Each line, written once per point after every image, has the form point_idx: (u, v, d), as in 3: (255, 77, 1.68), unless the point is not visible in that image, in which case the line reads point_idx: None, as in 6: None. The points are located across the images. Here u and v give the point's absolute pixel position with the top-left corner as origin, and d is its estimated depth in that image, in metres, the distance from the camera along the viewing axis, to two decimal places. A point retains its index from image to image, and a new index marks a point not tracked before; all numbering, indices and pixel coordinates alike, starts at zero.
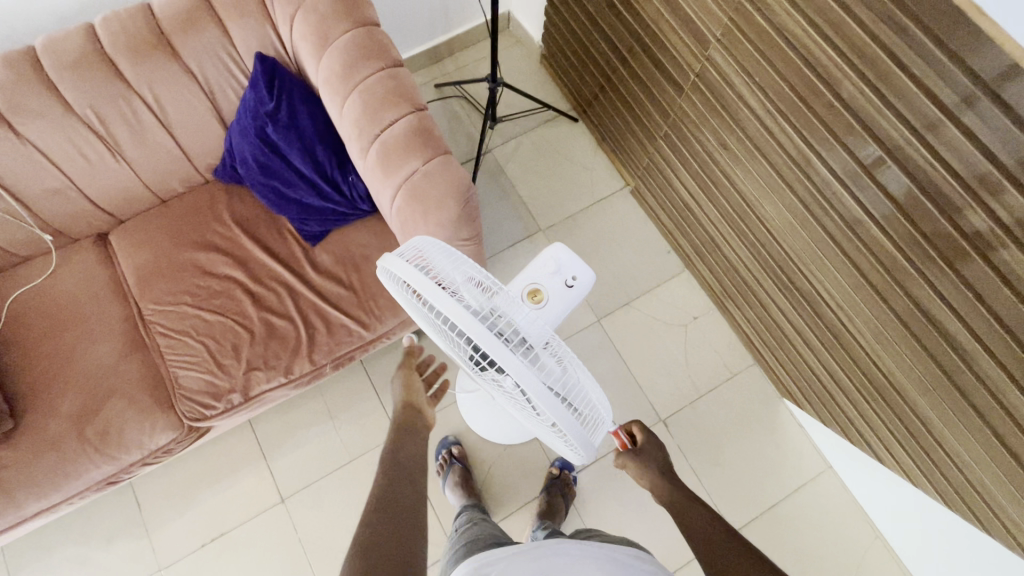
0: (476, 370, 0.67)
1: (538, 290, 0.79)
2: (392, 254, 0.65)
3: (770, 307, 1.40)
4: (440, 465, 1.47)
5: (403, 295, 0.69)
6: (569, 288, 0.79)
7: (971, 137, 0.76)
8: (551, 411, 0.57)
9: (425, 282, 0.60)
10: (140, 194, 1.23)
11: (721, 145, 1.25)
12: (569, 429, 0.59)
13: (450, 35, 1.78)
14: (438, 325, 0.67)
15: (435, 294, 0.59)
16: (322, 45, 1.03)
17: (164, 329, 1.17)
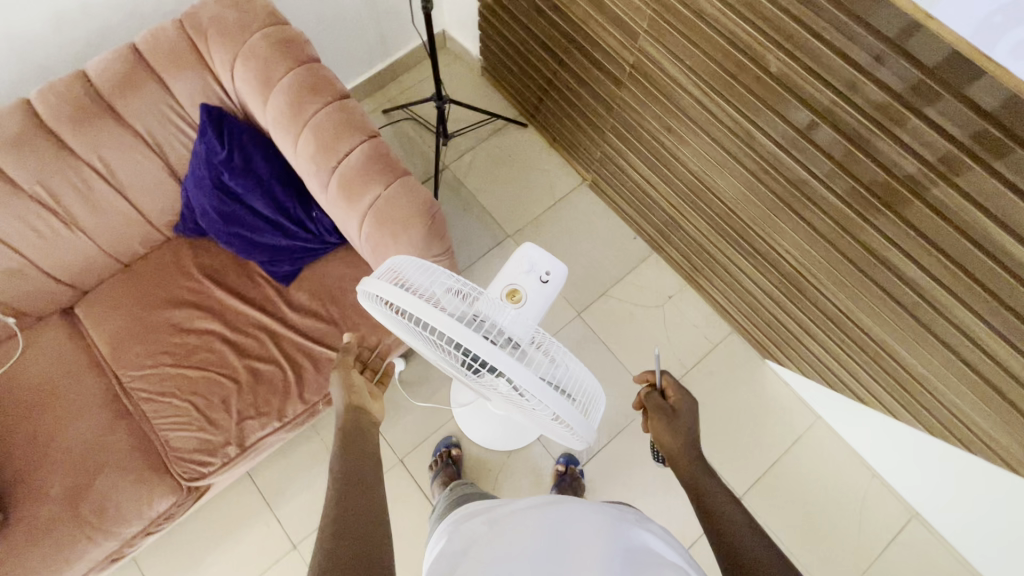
0: (471, 375, 0.69)
1: (516, 290, 0.78)
2: (372, 278, 0.67)
3: (737, 274, 1.46)
4: (435, 460, 1.49)
5: (387, 316, 0.71)
6: (545, 284, 0.79)
7: (885, 89, 0.83)
8: (549, 402, 0.60)
9: (407, 299, 0.62)
10: (100, 261, 1.21)
11: (666, 129, 1.30)
12: (568, 415, 0.62)
13: (390, 60, 1.81)
14: (426, 339, 0.70)
15: (418, 309, 0.61)
16: (266, 87, 1.04)
17: (147, 394, 1.15)
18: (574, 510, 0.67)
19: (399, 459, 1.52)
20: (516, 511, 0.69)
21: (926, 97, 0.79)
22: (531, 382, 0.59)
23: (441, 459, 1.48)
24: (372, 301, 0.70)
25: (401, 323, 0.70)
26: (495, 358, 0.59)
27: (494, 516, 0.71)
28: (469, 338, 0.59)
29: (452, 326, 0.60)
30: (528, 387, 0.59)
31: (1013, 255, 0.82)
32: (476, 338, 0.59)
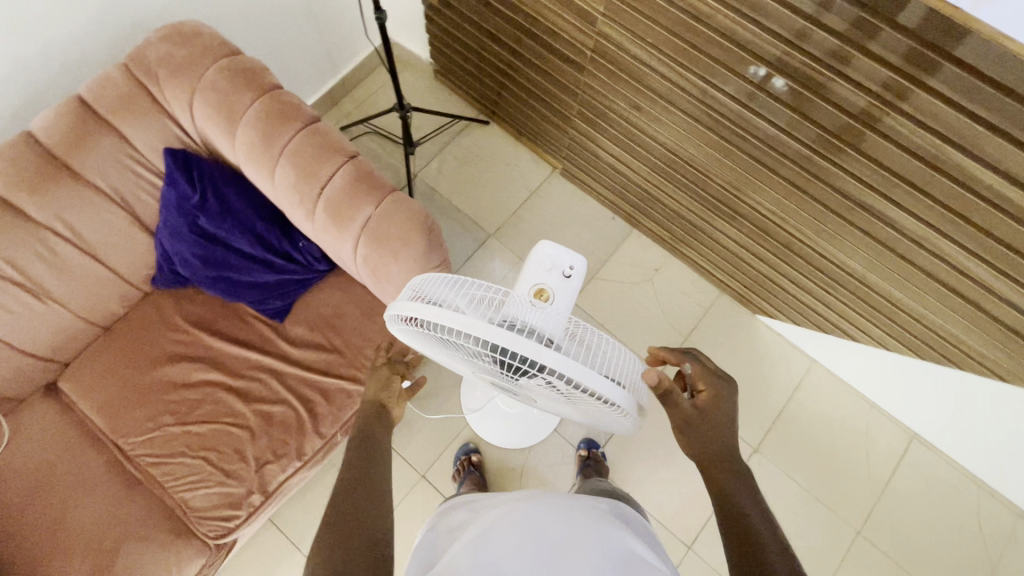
0: (514, 377, 0.69)
1: (542, 288, 0.73)
2: (398, 300, 0.68)
3: (719, 237, 1.50)
4: (457, 470, 1.48)
5: (415, 334, 0.72)
6: (569, 278, 0.75)
7: (838, 37, 0.86)
8: (597, 384, 0.60)
9: (436, 311, 0.63)
10: (79, 328, 1.15)
11: (633, 107, 1.32)
12: (616, 397, 0.62)
13: (341, 74, 1.76)
14: (459, 349, 0.70)
15: (451, 319, 0.62)
16: (234, 123, 1.03)
17: (154, 458, 1.10)
18: (575, 509, 0.72)
19: (420, 475, 1.51)
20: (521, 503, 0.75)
21: (870, 33, 0.82)
22: (576, 370, 0.59)
23: (463, 468, 1.47)
24: (398, 322, 0.71)
25: (430, 338, 0.71)
26: (536, 352, 0.59)
27: (499, 505, 0.76)
28: (506, 337, 0.60)
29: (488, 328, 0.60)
30: (573, 375, 0.60)
31: (980, 180, 0.86)
32: (514, 337, 0.60)
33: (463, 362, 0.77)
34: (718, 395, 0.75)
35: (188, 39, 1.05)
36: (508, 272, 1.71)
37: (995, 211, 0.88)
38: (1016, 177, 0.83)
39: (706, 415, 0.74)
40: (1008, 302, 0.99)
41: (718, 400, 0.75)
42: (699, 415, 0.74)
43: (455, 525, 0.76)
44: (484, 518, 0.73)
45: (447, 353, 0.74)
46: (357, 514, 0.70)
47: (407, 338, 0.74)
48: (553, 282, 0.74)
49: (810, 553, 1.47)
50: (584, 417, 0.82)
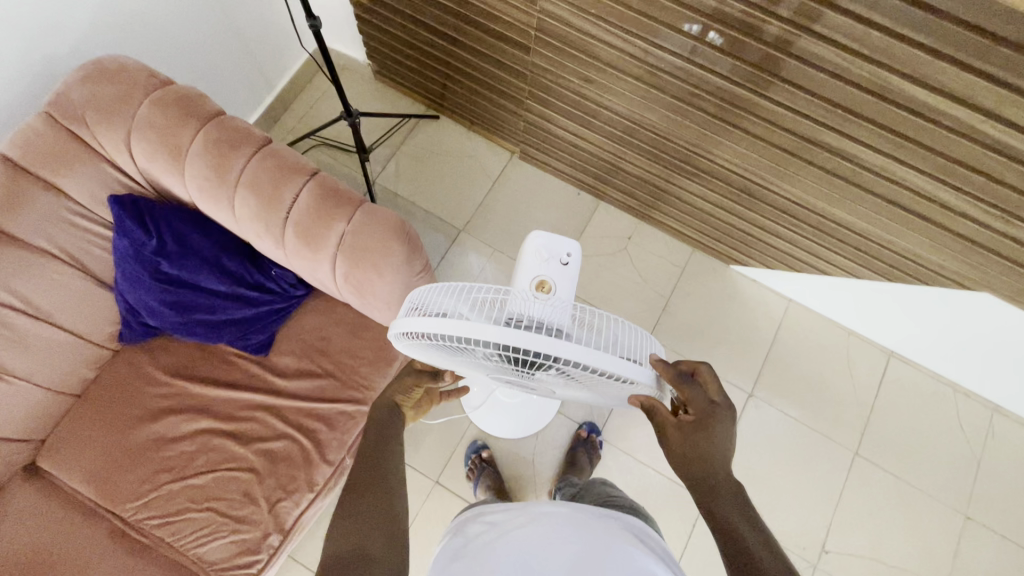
0: (529, 373, 0.68)
1: (543, 280, 0.76)
2: (400, 319, 0.67)
3: (685, 196, 1.52)
4: (470, 469, 1.48)
5: (422, 347, 0.72)
6: (567, 265, 0.77)
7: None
8: (615, 367, 0.59)
9: (437, 321, 0.61)
10: (50, 401, 1.09)
11: (583, 81, 1.31)
12: (634, 374, 0.61)
13: (277, 89, 1.69)
14: (468, 355, 0.69)
15: (453, 326, 0.60)
16: (180, 157, 0.98)
17: (158, 519, 1.05)
18: (585, 534, 0.66)
19: (434, 481, 1.50)
20: (526, 532, 0.67)
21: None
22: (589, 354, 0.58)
23: (475, 466, 1.47)
24: (402, 338, 0.71)
25: (437, 350, 0.70)
26: (546, 344, 0.57)
27: (504, 531, 0.69)
28: (513, 335, 0.58)
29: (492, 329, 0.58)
30: (589, 362, 0.58)
31: (926, 104, 0.89)
32: (523, 333, 0.58)
33: (473, 367, 0.77)
34: (707, 424, 0.65)
35: (113, 75, 0.98)
36: (484, 264, 1.69)
37: (943, 132, 0.91)
38: (959, 97, 0.86)
39: (685, 442, 0.66)
40: (965, 216, 1.04)
41: (707, 428, 0.66)
42: (680, 437, 0.66)
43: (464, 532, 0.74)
44: (491, 531, 0.70)
45: (460, 360, 0.74)
46: (387, 536, 0.70)
47: (416, 352, 0.75)
48: (552, 271, 0.77)
49: (815, 481, 1.54)
50: (601, 398, 0.82)
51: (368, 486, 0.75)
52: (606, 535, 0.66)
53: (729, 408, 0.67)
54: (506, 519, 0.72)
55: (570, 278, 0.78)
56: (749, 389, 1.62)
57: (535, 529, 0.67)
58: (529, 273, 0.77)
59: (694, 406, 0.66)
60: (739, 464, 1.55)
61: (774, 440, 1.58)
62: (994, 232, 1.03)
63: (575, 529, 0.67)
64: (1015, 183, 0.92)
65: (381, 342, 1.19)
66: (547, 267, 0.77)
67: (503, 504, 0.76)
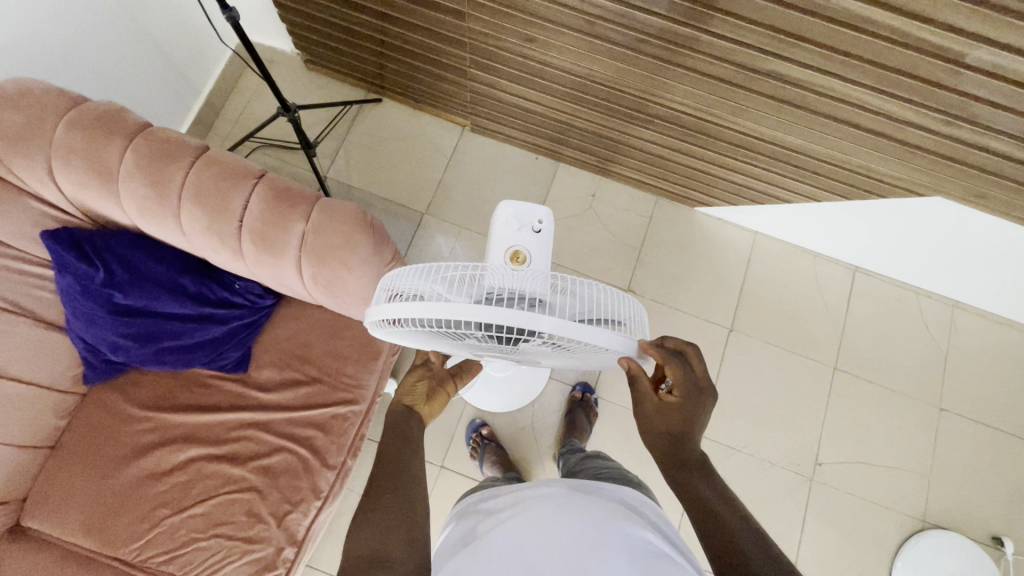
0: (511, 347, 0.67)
1: (517, 250, 0.75)
2: (374, 307, 0.65)
3: (641, 145, 1.52)
4: (473, 448, 1.49)
5: (403, 334, 0.70)
6: (540, 232, 0.75)
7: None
8: (592, 336, 0.57)
9: (412, 306, 0.59)
10: (22, 457, 1.03)
11: (525, 41, 1.27)
12: (614, 344, 0.60)
13: (204, 93, 1.59)
14: (450, 337, 0.67)
15: (427, 309, 0.58)
16: (111, 179, 0.91)
17: (164, 555, 1.02)
18: (576, 499, 0.69)
19: (440, 466, 1.50)
20: (529, 507, 0.69)
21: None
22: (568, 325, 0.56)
23: (478, 444, 1.49)
24: (379, 327, 0.69)
25: (416, 334, 0.69)
26: (523, 319, 0.55)
27: (507, 510, 0.71)
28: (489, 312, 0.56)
29: (467, 306, 0.56)
30: (570, 334, 0.56)
31: (865, 18, 0.90)
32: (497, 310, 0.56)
33: (457, 347, 0.76)
34: (689, 407, 0.69)
35: (18, 100, 0.89)
36: (453, 244, 1.66)
37: (882, 44, 0.93)
38: (894, 6, 0.87)
39: (661, 419, 0.70)
40: (912, 124, 1.07)
41: (688, 406, 0.70)
42: (655, 413, 0.71)
43: (456, 528, 0.74)
44: (486, 519, 0.71)
45: (443, 341, 0.72)
46: (405, 526, 0.69)
47: (397, 340, 0.74)
48: (525, 240, 0.75)
49: (802, 400, 1.61)
50: (586, 362, 0.82)
51: (376, 483, 0.74)
52: (607, 504, 0.68)
53: (710, 391, 0.70)
54: (501, 504, 0.73)
55: (545, 245, 0.76)
56: (730, 324, 1.66)
57: (539, 502, 0.69)
58: (501, 246, 0.75)
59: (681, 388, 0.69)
60: (730, 397, 1.61)
61: (758, 369, 1.63)
62: (939, 137, 1.06)
63: (576, 500, 0.69)
64: (954, 85, 0.95)
65: (363, 339, 1.16)
66: (519, 237, 0.75)
67: (496, 492, 0.78)
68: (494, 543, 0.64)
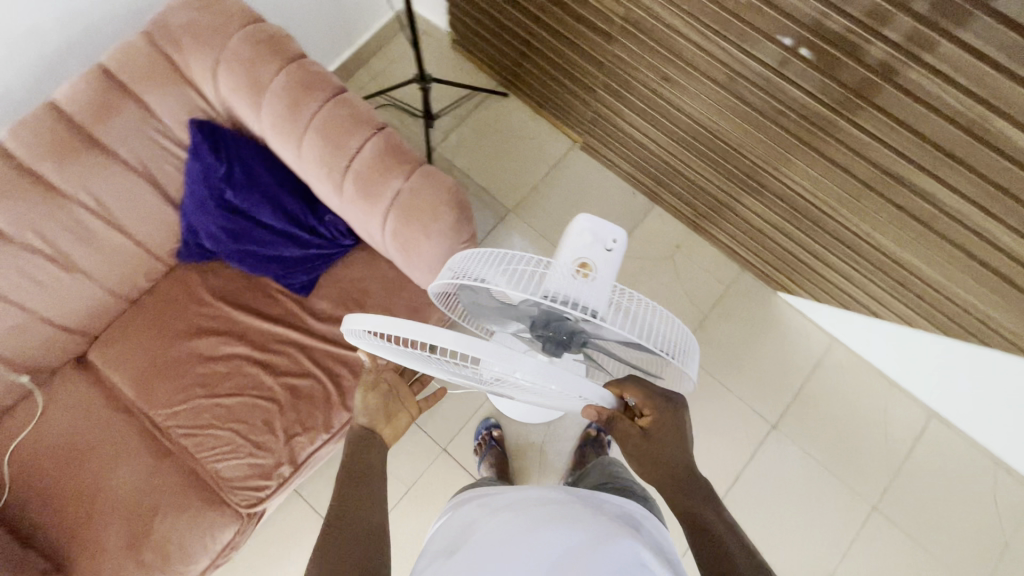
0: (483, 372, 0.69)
1: (585, 262, 0.69)
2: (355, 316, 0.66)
3: (746, 214, 1.47)
4: (479, 445, 1.50)
5: (380, 344, 0.72)
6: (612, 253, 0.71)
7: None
8: (563, 379, 0.58)
9: (392, 323, 0.61)
10: (106, 302, 1.18)
11: (663, 78, 1.28)
12: (583, 389, 0.61)
13: (357, 45, 1.73)
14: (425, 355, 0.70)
15: (405, 328, 0.59)
16: (258, 92, 1.02)
17: (184, 429, 1.12)
18: (574, 511, 0.67)
19: (442, 448, 1.53)
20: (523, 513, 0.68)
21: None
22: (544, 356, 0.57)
23: (484, 442, 1.50)
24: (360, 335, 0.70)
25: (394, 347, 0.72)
26: (499, 354, 0.56)
27: (505, 508, 0.71)
28: (467, 339, 0.57)
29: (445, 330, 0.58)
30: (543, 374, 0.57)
31: None
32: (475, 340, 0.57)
33: (428, 365, 0.77)
34: (663, 418, 0.67)
35: (211, 5, 1.03)
36: (528, 248, 1.69)
37: None
38: None
39: (643, 453, 0.68)
40: None
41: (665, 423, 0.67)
42: (646, 441, 0.68)
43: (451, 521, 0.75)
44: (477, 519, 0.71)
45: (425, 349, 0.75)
46: None
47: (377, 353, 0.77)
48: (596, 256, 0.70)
49: (825, 528, 1.49)
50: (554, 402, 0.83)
51: None
52: (604, 517, 0.66)
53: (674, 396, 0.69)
54: (496, 504, 0.73)
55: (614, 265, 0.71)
56: (774, 422, 1.57)
57: (532, 509, 0.68)
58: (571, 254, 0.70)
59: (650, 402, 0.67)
60: (748, 494, 1.52)
61: (790, 477, 1.52)
62: None
63: (575, 508, 0.68)
64: None
65: (416, 303, 1.21)
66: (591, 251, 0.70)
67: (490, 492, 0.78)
68: (484, 544, 0.64)
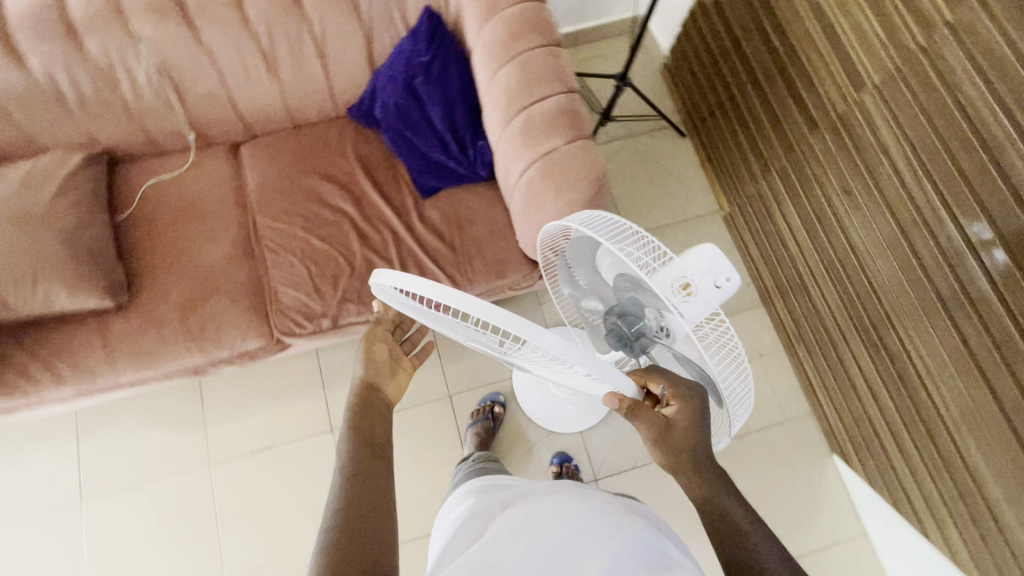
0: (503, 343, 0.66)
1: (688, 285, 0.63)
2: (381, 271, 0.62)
3: (848, 364, 1.37)
4: (478, 410, 1.53)
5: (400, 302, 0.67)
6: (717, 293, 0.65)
7: None
8: (594, 366, 0.56)
9: (418, 282, 0.57)
10: (278, 114, 1.34)
11: (845, 191, 1.22)
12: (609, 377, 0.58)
13: (580, 27, 1.80)
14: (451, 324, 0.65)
15: (431, 289, 0.55)
16: (491, 12, 1.12)
17: (273, 243, 1.26)
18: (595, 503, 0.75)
19: (448, 395, 1.58)
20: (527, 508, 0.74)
21: None
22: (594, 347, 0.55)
23: (484, 411, 1.52)
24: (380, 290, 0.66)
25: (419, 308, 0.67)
26: (527, 329, 0.53)
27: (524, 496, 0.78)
28: (492, 311, 0.53)
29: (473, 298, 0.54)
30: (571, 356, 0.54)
31: None
32: (504, 313, 0.53)
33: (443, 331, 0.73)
34: (684, 405, 0.64)
35: None
36: None
37: None
38: None
39: (669, 444, 0.63)
40: None
41: (688, 414, 0.64)
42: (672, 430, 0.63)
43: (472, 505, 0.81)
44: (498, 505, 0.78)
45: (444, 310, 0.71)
46: None
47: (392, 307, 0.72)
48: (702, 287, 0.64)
49: None
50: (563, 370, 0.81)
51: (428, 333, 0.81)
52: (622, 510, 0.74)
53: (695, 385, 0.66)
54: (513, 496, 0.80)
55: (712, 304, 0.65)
56: None
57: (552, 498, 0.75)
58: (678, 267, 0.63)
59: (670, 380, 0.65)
60: None
61: None
62: None
63: (580, 500, 0.74)
64: None
65: (505, 256, 1.26)
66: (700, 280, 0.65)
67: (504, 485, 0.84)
68: (512, 524, 0.71)
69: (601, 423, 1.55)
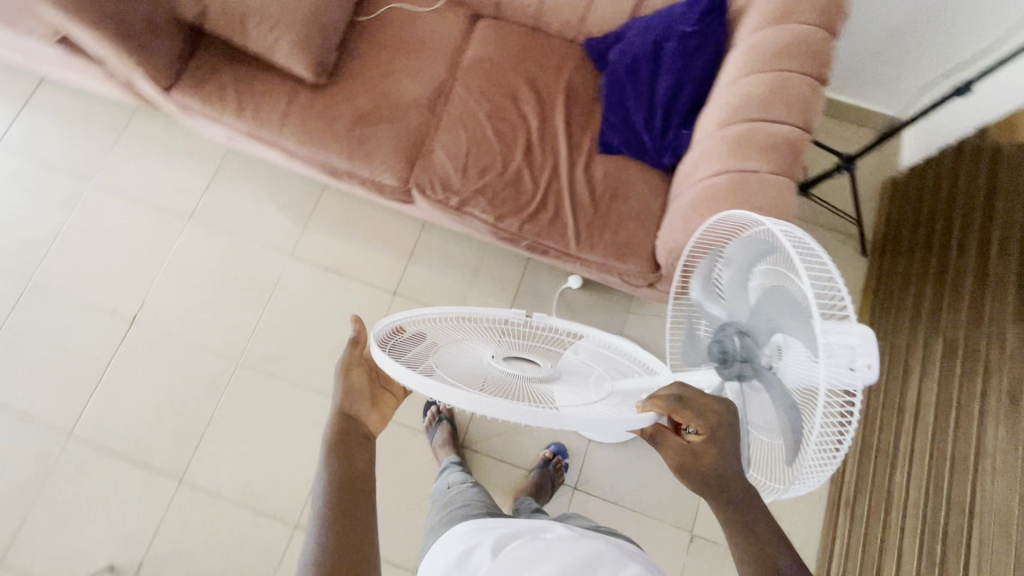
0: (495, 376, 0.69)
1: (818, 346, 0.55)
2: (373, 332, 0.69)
3: (888, 559, 1.23)
4: (427, 420, 1.50)
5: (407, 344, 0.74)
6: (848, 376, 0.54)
7: None
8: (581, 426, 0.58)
9: (388, 364, 0.63)
10: (528, 8, 1.37)
11: (1008, 399, 1.06)
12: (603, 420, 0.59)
13: (832, 97, 1.71)
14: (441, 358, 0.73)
15: (400, 373, 0.61)
16: (779, 18, 1.07)
17: (455, 111, 1.33)
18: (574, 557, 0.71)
19: None
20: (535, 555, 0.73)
21: None
22: (561, 423, 0.58)
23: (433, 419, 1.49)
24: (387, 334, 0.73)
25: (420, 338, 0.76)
26: (502, 411, 0.57)
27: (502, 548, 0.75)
28: (456, 395, 0.58)
29: (431, 387, 0.59)
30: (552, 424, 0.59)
31: None
32: (466, 400, 0.58)
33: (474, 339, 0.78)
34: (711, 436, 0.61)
35: None
36: None
37: None
38: None
39: (692, 463, 0.61)
40: None
41: (717, 444, 0.61)
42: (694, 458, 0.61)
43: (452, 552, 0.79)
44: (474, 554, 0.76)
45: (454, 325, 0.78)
46: None
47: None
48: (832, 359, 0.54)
49: None
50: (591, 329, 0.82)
51: None
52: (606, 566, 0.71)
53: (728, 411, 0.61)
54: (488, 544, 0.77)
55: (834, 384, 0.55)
56: None
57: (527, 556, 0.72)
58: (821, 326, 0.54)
59: (691, 391, 0.62)
60: None
61: None
62: None
63: (590, 557, 0.73)
64: None
65: (635, 243, 1.24)
66: (836, 353, 0.54)
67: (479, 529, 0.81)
68: None
69: (611, 446, 1.51)
